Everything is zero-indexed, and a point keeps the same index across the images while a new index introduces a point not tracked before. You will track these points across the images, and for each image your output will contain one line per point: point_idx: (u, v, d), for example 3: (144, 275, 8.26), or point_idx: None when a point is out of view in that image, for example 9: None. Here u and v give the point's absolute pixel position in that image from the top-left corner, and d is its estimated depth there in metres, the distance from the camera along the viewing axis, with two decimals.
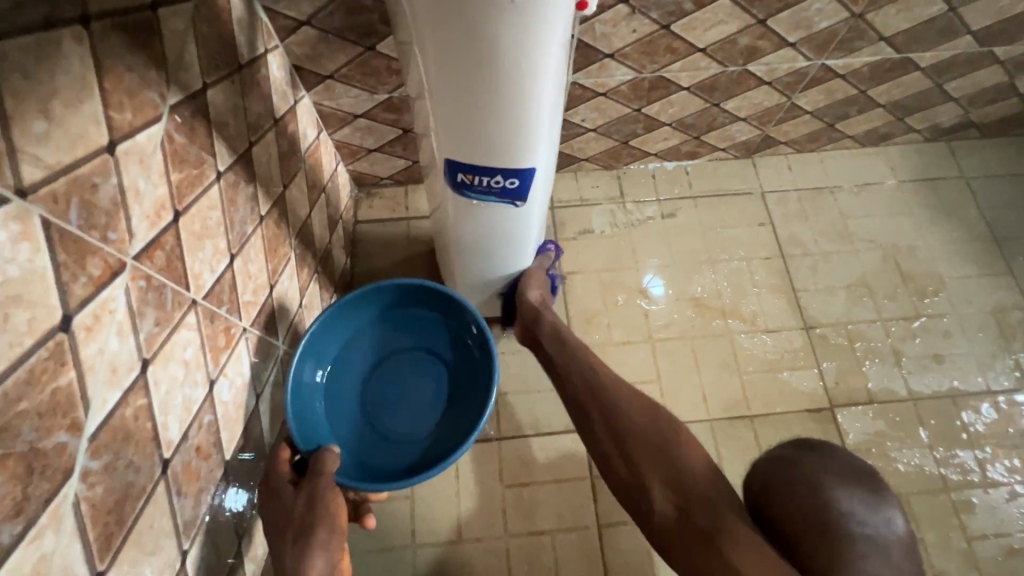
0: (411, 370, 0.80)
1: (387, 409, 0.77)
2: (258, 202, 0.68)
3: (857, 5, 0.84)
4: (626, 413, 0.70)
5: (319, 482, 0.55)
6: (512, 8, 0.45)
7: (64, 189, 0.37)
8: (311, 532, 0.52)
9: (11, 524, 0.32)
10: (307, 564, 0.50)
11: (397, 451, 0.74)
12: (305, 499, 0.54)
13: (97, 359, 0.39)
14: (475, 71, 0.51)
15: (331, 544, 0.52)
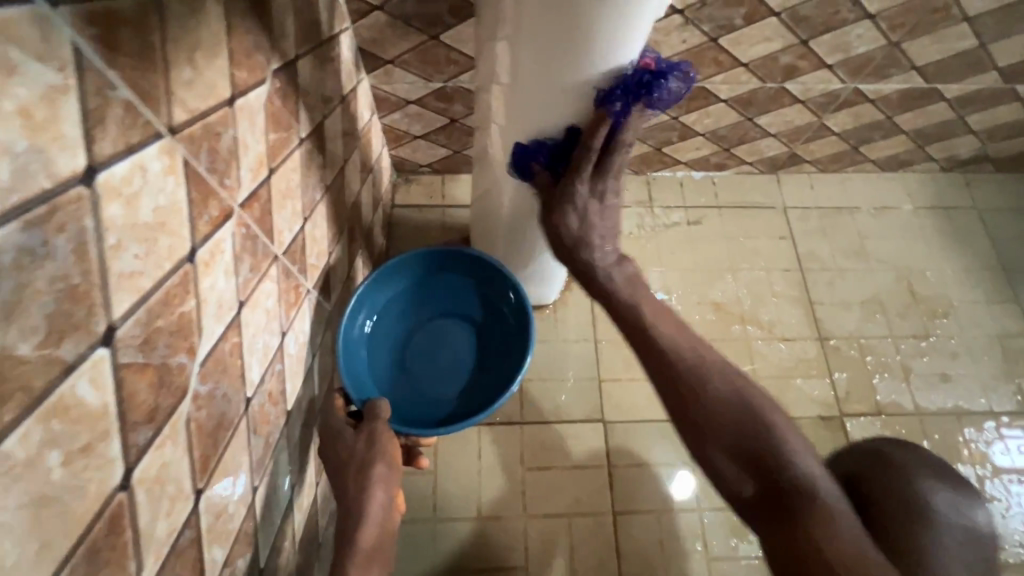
0: (449, 331, 0.85)
1: (424, 364, 0.82)
2: (325, 172, 0.71)
3: (895, 34, 0.89)
4: (714, 385, 0.57)
5: (377, 425, 0.64)
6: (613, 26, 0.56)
7: (199, 134, 0.40)
8: (371, 467, 0.60)
9: (146, 428, 0.35)
10: (369, 494, 0.58)
11: (430, 404, 0.80)
12: (364, 441, 0.63)
13: (210, 293, 0.42)
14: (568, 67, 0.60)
15: (388, 479, 0.60)
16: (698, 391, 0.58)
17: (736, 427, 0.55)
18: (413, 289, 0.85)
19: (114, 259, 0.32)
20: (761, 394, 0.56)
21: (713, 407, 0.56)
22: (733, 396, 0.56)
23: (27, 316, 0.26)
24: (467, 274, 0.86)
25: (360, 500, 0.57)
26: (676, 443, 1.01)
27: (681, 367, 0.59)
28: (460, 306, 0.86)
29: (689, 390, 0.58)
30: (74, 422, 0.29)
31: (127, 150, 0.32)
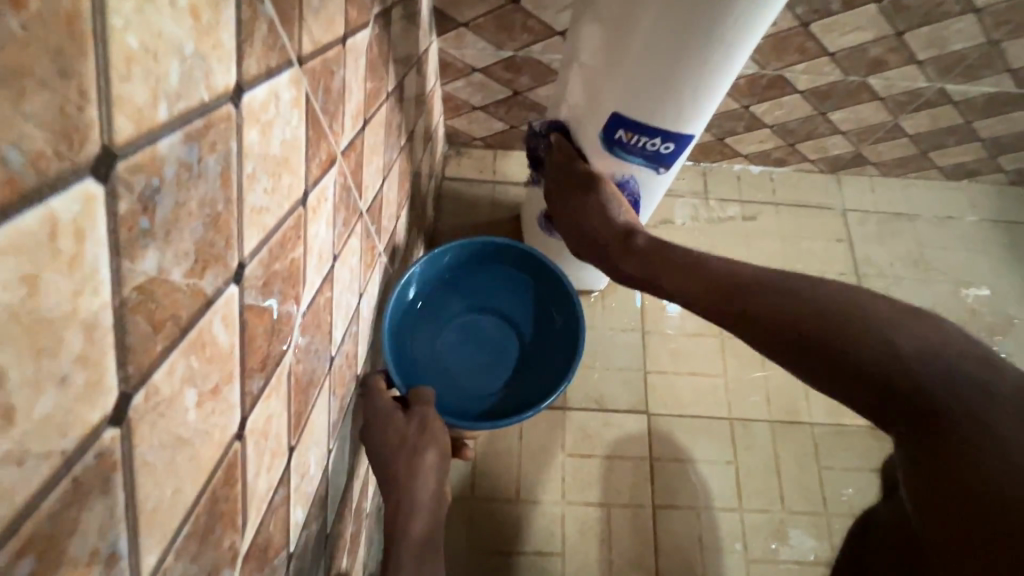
0: (492, 326, 0.82)
1: (466, 359, 0.79)
2: (400, 131, 0.69)
3: (996, 31, 0.84)
4: (796, 320, 0.45)
5: (428, 413, 0.57)
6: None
7: (319, 69, 0.38)
8: (420, 457, 0.54)
9: (259, 376, 0.33)
10: (419, 485, 0.52)
11: (475, 398, 0.76)
12: (411, 428, 0.55)
13: (314, 241, 0.40)
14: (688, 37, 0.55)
15: (439, 470, 0.54)
16: (755, 320, 0.48)
17: (848, 370, 0.41)
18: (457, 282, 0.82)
19: (248, 190, 0.29)
20: (887, 329, 0.40)
21: (807, 347, 0.44)
22: (841, 323, 0.42)
23: (181, 238, 0.23)
24: (521, 270, 0.83)
25: (411, 495, 0.51)
26: (720, 442, 0.99)
27: (767, 306, 0.47)
28: (502, 301, 0.83)
29: (744, 321, 0.49)
30: (208, 360, 0.27)
31: (266, 74, 0.30)
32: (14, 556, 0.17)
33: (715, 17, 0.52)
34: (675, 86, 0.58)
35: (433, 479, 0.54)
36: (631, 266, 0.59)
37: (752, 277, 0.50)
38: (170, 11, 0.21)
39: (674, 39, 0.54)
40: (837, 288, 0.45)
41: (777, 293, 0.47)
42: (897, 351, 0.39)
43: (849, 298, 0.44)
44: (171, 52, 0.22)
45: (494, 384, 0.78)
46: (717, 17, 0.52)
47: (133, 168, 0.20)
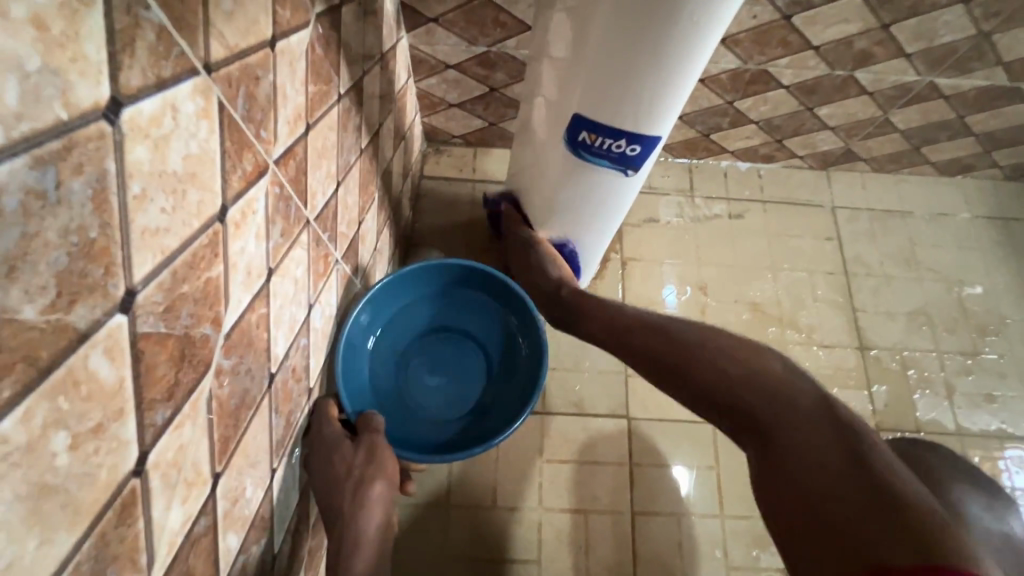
0: (456, 350, 0.82)
1: (427, 384, 0.79)
2: (360, 133, 0.66)
3: (987, 23, 0.81)
4: (659, 356, 0.63)
5: (378, 442, 0.57)
6: (698, 12, 0.49)
7: (237, 75, 0.35)
8: (368, 488, 0.54)
9: (164, 406, 0.31)
10: (364, 516, 0.52)
11: (431, 426, 0.76)
12: (361, 457, 0.55)
13: (239, 257, 0.38)
14: (640, 50, 0.53)
15: (387, 499, 0.54)
16: (646, 358, 0.64)
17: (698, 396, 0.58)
18: (422, 302, 0.81)
19: (137, 211, 0.27)
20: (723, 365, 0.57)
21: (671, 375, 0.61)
22: (679, 357, 0.61)
23: (32, 270, 0.21)
24: (489, 293, 0.82)
25: (354, 528, 0.51)
26: (702, 447, 0.97)
27: (653, 353, 0.63)
28: (467, 326, 0.82)
29: (633, 355, 0.66)
30: (84, 399, 0.25)
31: (157, 84, 0.28)
32: None
33: (673, 17, 0.50)
34: (637, 87, 0.56)
35: (380, 509, 0.53)
36: (563, 313, 0.77)
37: (669, 341, 0.62)
38: None
39: (628, 48, 0.53)
40: (703, 342, 0.60)
41: (677, 355, 0.60)
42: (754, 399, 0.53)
43: (727, 355, 0.57)
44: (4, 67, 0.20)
45: (454, 411, 0.78)
46: (676, 16, 0.50)
47: None
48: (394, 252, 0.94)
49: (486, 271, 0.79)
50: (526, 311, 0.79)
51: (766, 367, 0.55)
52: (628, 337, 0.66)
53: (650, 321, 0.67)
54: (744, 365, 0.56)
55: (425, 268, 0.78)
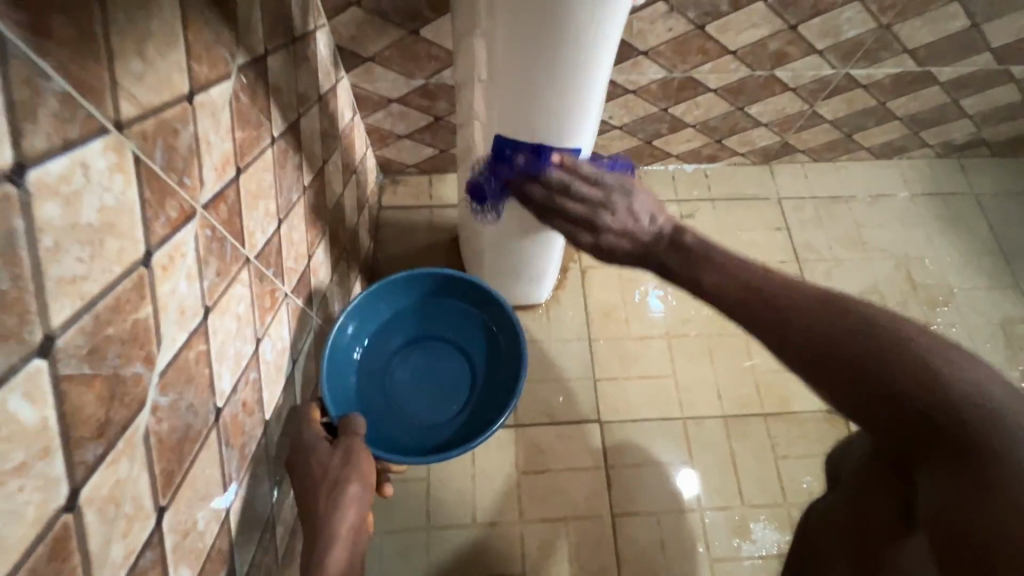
0: (440, 358, 0.83)
1: (412, 393, 0.80)
2: (302, 171, 0.69)
3: (885, 16, 0.86)
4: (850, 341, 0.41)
5: (355, 442, 0.58)
6: (575, 38, 0.55)
7: (153, 130, 0.38)
8: (343, 487, 0.54)
9: (95, 444, 0.32)
10: (339, 516, 0.52)
11: (420, 433, 0.77)
12: (338, 457, 0.57)
13: (169, 299, 0.40)
14: (535, 75, 0.58)
15: (362, 500, 0.54)
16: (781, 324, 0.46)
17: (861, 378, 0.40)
18: (404, 314, 0.83)
19: (49, 262, 0.29)
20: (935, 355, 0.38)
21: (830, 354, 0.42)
22: (851, 337, 0.42)
23: None
24: (464, 298, 0.84)
25: (329, 526, 0.51)
26: (675, 443, 0.99)
27: (807, 324, 0.44)
28: (452, 332, 0.84)
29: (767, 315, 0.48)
30: (4, 439, 0.26)
31: (63, 146, 0.30)
32: None
33: (554, 43, 0.55)
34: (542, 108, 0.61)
35: (354, 508, 0.53)
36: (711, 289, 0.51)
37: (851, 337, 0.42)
38: None
39: (524, 73, 0.58)
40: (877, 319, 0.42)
41: (836, 341, 0.42)
42: (962, 419, 0.35)
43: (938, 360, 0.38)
44: None
45: (445, 416, 0.79)
46: (557, 42, 0.55)
47: None
48: (355, 283, 0.96)
49: (460, 276, 0.81)
50: (503, 309, 0.81)
51: (981, 389, 0.36)
52: (772, 315, 0.47)
53: (810, 298, 0.46)
54: (945, 373, 0.37)
55: (402, 279, 0.81)
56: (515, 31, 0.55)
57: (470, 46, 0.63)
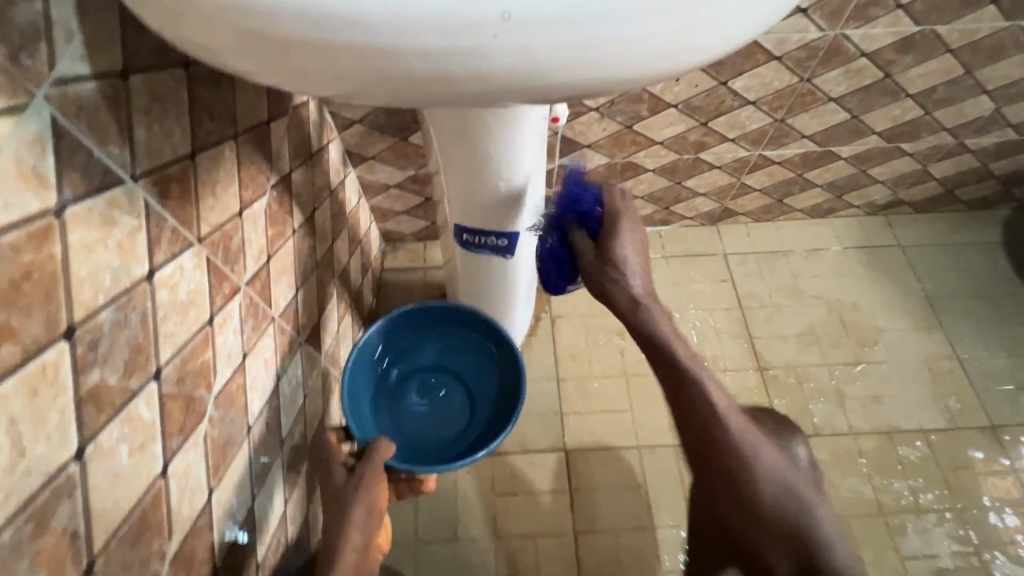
0: (450, 380, 1.02)
1: (433, 410, 0.99)
2: (315, 249, 0.91)
3: (777, 113, 1.08)
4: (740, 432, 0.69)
5: (366, 469, 0.72)
6: (496, 162, 0.76)
7: (218, 238, 0.60)
8: (350, 511, 0.67)
9: (177, 437, 0.52)
10: (345, 534, 0.65)
11: (444, 443, 0.96)
12: (355, 479, 0.71)
13: (222, 346, 0.61)
14: (474, 185, 0.80)
15: (365, 522, 0.66)
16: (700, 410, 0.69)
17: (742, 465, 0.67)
18: (417, 346, 1.02)
19: (162, 325, 0.50)
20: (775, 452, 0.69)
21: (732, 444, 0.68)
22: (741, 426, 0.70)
23: (117, 360, 0.44)
24: (464, 329, 1.02)
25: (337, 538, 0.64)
26: (631, 469, 1.13)
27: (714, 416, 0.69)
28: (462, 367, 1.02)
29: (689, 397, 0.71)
30: (136, 427, 0.46)
31: (171, 257, 0.52)
32: (30, 520, 0.36)
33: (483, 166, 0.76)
34: (482, 206, 0.82)
35: (360, 529, 0.66)
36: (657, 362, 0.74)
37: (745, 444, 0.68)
38: (106, 249, 0.44)
39: (465, 184, 0.80)
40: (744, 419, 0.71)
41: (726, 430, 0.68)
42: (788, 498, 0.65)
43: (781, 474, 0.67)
44: (105, 269, 0.44)
45: (461, 425, 0.98)
46: (485, 165, 0.76)
47: (86, 329, 0.41)
48: (358, 333, 1.16)
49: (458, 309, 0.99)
50: (498, 334, 0.98)
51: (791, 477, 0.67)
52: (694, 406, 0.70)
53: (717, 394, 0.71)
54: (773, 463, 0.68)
55: (407, 320, 0.99)
56: (454, 158, 0.77)
57: (433, 158, 0.86)
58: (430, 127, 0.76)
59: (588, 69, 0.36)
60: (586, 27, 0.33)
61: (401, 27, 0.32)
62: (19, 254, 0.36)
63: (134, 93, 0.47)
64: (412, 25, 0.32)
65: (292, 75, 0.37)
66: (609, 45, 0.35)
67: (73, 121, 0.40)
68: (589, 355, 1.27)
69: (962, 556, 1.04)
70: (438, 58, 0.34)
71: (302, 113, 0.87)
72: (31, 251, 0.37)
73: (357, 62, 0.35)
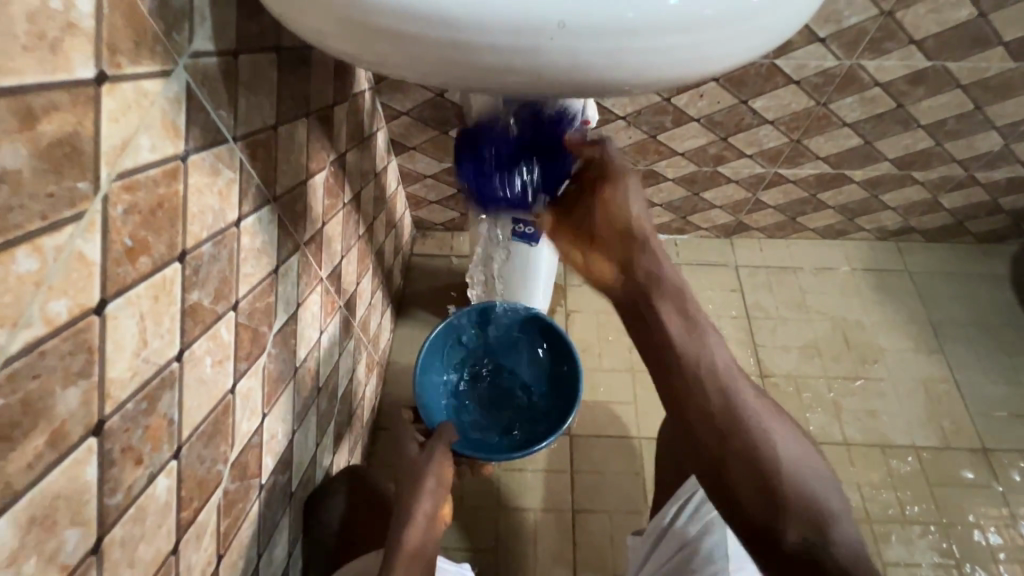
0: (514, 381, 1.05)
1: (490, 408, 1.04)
2: (359, 224, 1.01)
3: (794, 133, 1.15)
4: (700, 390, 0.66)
5: (437, 445, 0.79)
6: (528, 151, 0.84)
7: (287, 201, 0.70)
8: (421, 482, 0.75)
9: (245, 362, 0.61)
10: (417, 503, 0.72)
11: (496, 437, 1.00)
12: (426, 455, 0.79)
13: (283, 294, 0.70)
14: (504, 172, 0.88)
15: (434, 495, 0.74)
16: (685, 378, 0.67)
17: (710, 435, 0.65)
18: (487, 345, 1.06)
19: (243, 265, 0.60)
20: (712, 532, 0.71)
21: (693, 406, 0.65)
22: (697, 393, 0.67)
23: (211, 287, 0.54)
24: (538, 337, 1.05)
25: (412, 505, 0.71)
26: (630, 457, 1.20)
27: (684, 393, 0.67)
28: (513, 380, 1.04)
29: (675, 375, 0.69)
30: (218, 345, 0.56)
31: (254, 210, 0.61)
32: (145, 399, 0.45)
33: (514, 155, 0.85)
34: (511, 194, 0.90)
35: (429, 499, 0.74)
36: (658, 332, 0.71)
37: (785, 459, 0.60)
38: (211, 194, 0.53)
39: (498, 170, 0.88)
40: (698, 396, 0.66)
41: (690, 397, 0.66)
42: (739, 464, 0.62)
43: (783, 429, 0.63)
44: (210, 210, 0.53)
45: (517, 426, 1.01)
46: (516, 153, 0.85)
47: (193, 256, 0.51)
48: (386, 308, 1.25)
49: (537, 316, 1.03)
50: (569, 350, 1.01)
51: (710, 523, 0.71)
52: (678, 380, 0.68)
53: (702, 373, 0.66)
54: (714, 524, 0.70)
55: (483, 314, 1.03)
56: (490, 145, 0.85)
57: (470, 147, 0.95)
58: (472, 117, 0.85)
59: (621, 71, 0.44)
60: (622, 38, 0.42)
61: (477, 24, 0.41)
62: (157, 186, 0.45)
63: (241, 70, 0.57)
64: (485, 25, 0.41)
65: (381, 61, 0.46)
66: (638, 53, 0.43)
67: (200, 87, 0.50)
68: (601, 350, 1.34)
69: (944, 567, 1.08)
70: (501, 51, 0.43)
71: (359, 101, 0.97)
72: (164, 186, 0.46)
73: (437, 52, 0.43)
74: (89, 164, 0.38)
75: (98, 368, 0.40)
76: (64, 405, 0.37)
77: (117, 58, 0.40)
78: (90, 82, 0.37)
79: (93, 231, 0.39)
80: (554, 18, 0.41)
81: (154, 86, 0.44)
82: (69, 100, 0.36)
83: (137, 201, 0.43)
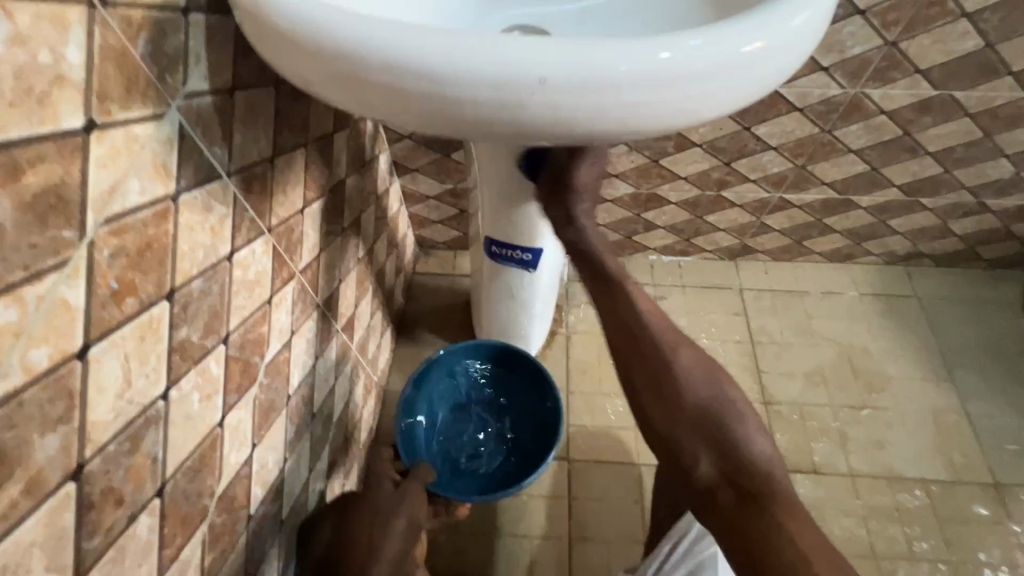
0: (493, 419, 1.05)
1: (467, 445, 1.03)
2: (359, 247, 1.01)
3: (799, 159, 1.14)
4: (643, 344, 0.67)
5: (412, 485, 0.80)
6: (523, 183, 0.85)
7: (283, 231, 0.70)
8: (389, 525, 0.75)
9: (234, 394, 0.61)
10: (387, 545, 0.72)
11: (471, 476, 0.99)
12: (399, 494, 0.79)
13: (277, 323, 0.70)
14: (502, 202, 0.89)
15: (406, 534, 0.74)
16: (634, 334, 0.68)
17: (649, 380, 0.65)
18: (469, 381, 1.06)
19: (235, 298, 0.60)
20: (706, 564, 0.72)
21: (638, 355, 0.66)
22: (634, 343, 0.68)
23: (201, 323, 0.54)
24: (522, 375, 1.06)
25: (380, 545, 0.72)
26: (629, 484, 1.18)
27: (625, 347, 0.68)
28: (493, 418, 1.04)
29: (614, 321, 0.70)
30: (206, 379, 0.56)
31: (248, 242, 0.62)
32: (128, 441, 0.45)
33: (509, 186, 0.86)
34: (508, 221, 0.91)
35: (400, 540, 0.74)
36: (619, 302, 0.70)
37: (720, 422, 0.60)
38: (202, 231, 0.53)
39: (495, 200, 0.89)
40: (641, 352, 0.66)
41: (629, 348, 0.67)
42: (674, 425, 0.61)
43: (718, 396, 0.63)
44: (201, 247, 0.53)
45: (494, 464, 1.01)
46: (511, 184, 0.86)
47: (182, 294, 0.51)
48: (386, 328, 1.25)
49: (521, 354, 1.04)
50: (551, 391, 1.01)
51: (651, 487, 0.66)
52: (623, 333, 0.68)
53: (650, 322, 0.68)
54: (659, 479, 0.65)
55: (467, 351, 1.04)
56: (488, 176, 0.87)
57: (471, 173, 0.96)
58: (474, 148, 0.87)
59: (605, 124, 0.44)
60: (603, 93, 0.42)
61: (461, 81, 0.41)
62: (147, 228, 0.45)
63: (237, 106, 0.57)
64: (467, 78, 0.41)
65: (368, 109, 0.46)
66: (621, 107, 0.43)
67: (193, 127, 0.50)
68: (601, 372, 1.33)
69: None
70: (484, 105, 0.43)
71: (361, 126, 0.98)
72: (154, 227, 0.46)
73: (421, 103, 0.43)
74: (75, 212, 0.38)
75: (78, 414, 0.40)
76: (41, 452, 0.37)
77: (106, 105, 0.40)
78: (78, 131, 0.38)
79: (76, 278, 0.39)
80: (536, 75, 0.41)
81: (145, 130, 0.44)
82: (56, 150, 0.36)
83: (125, 244, 0.43)
